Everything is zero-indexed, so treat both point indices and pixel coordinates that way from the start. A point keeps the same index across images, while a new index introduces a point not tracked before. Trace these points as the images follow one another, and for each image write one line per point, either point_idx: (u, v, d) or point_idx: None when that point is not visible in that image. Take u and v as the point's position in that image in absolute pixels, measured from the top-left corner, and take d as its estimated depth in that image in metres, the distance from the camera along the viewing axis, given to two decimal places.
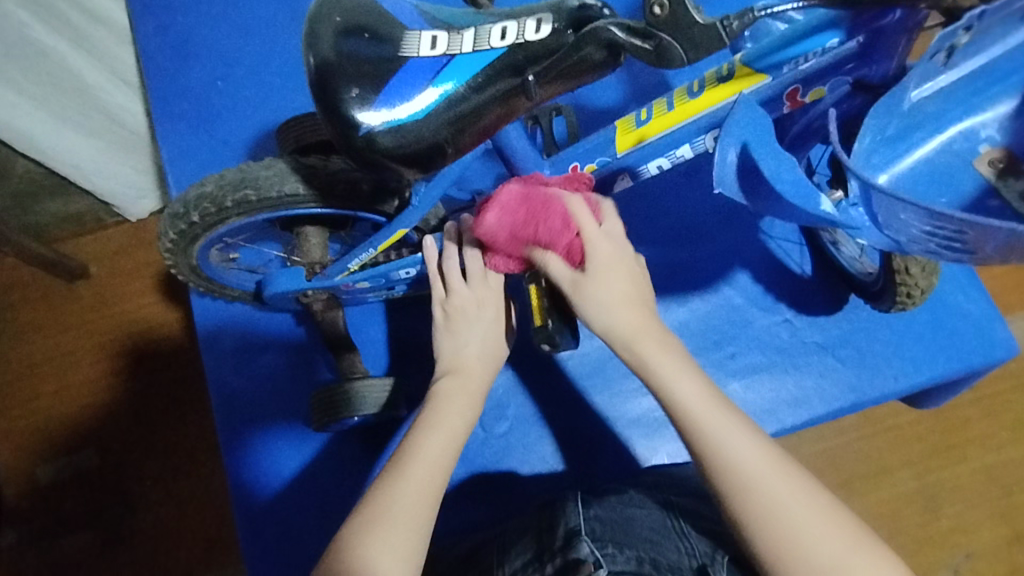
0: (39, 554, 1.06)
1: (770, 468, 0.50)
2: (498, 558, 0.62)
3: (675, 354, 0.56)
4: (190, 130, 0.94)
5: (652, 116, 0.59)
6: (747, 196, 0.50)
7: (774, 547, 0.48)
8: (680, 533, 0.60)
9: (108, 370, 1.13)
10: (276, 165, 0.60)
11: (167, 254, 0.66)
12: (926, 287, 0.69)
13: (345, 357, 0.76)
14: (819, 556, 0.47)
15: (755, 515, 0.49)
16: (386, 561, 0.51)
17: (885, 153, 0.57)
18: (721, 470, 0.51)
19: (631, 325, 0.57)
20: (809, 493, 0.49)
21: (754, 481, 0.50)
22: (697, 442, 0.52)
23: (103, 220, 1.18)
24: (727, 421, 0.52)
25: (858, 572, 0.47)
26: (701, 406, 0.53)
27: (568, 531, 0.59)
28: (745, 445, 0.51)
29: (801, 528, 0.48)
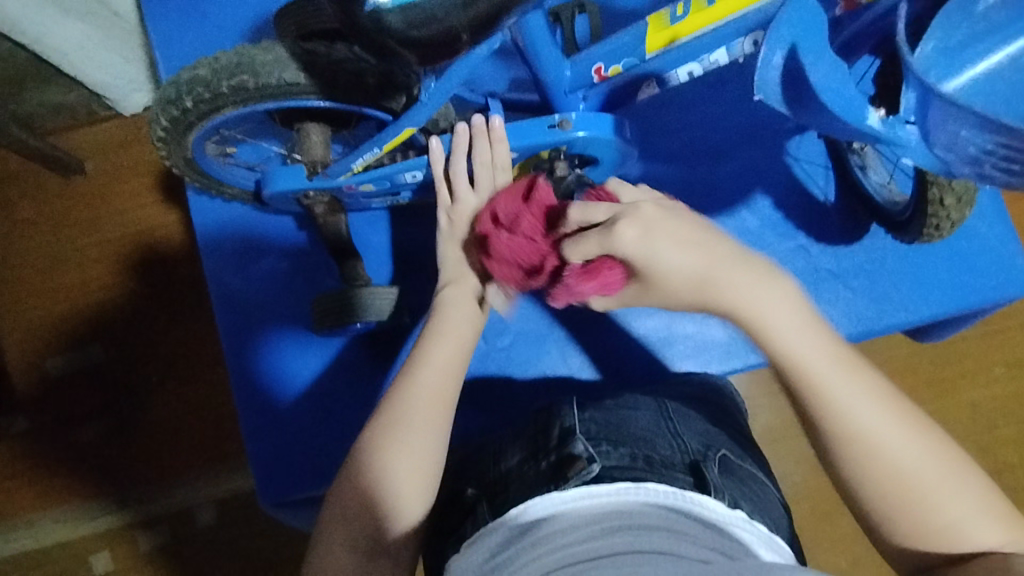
0: (51, 441, 1.10)
1: (893, 428, 0.48)
2: (495, 457, 0.62)
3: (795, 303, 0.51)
4: (182, 12, 0.86)
5: (689, 11, 0.54)
6: (791, 104, 0.46)
7: (877, 505, 0.48)
8: (674, 433, 0.61)
9: (109, 268, 1.11)
10: (274, 49, 0.55)
11: (160, 143, 0.62)
12: (957, 220, 0.66)
13: (347, 264, 0.74)
14: (930, 513, 0.47)
15: (862, 467, 0.48)
16: (407, 460, 0.54)
17: (947, 63, 0.57)
18: (830, 423, 0.49)
19: (741, 287, 0.51)
20: (931, 450, 0.48)
21: (870, 438, 0.48)
22: (811, 397, 0.50)
23: (97, 112, 1.12)
24: (847, 376, 0.49)
25: (978, 536, 0.46)
26: (809, 346, 0.50)
27: (563, 431, 0.59)
28: (861, 398, 0.49)
29: (909, 486, 0.47)
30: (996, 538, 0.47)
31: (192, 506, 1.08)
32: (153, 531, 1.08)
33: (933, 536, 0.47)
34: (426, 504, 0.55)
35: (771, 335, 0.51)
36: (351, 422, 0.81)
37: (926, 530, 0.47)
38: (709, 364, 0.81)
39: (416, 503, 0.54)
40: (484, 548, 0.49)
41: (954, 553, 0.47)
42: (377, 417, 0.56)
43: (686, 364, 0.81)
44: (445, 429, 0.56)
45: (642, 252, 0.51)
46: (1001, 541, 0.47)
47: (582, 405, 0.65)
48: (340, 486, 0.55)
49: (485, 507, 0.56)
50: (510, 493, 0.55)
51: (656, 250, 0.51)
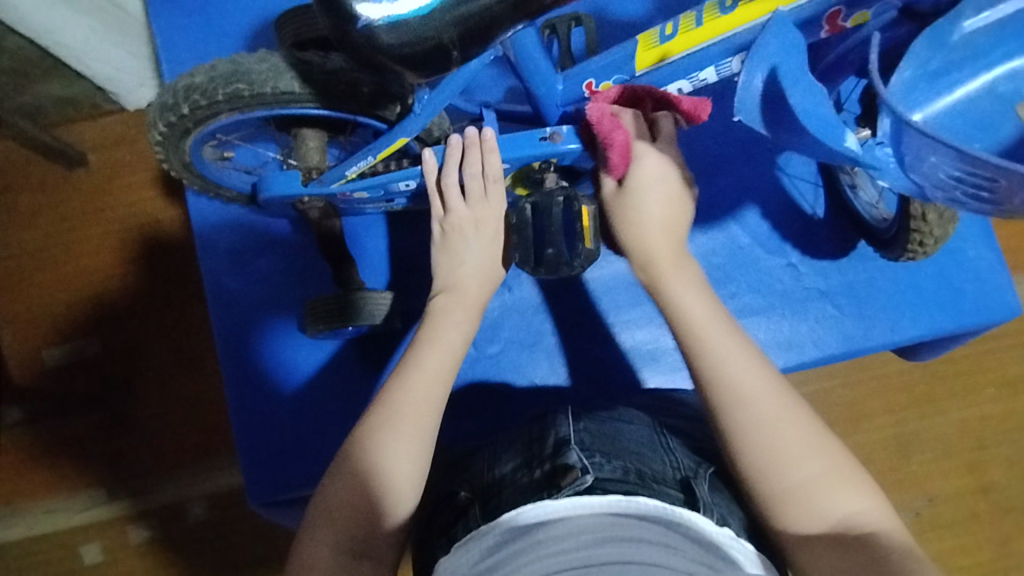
0: (45, 433, 1.11)
1: (766, 386, 0.53)
2: (488, 462, 0.63)
3: (685, 269, 0.59)
4: (188, 12, 0.87)
5: (677, 32, 0.55)
6: (769, 127, 0.47)
7: (750, 459, 0.51)
8: (665, 448, 0.62)
9: (106, 264, 1.13)
10: (271, 59, 0.56)
11: (158, 147, 0.63)
12: (941, 236, 0.67)
13: (342, 269, 0.75)
14: (790, 474, 0.50)
15: (740, 423, 0.52)
16: (393, 463, 0.55)
17: (924, 90, 0.55)
18: (716, 382, 0.54)
19: (661, 238, 0.60)
20: (802, 421, 0.52)
21: (746, 395, 0.53)
22: (695, 350, 0.55)
23: (102, 107, 1.13)
24: (722, 334, 0.55)
25: (835, 496, 0.50)
26: (693, 305, 0.57)
27: (558, 441, 0.61)
28: (745, 358, 0.54)
29: (779, 448, 0.51)
30: (858, 504, 0.50)
31: (183, 502, 1.09)
32: (141, 525, 1.09)
33: (796, 495, 0.50)
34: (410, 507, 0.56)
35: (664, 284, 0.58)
36: (341, 425, 0.82)
37: (792, 486, 0.50)
38: None
39: (400, 505, 0.55)
40: (473, 552, 0.50)
41: (822, 515, 0.50)
42: (366, 422, 0.57)
43: (674, 375, 0.82)
44: (428, 444, 0.57)
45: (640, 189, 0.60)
46: (865, 508, 0.50)
47: (575, 415, 0.67)
48: (325, 489, 0.55)
49: (478, 512, 0.57)
50: (502, 499, 0.57)
51: (645, 199, 0.60)
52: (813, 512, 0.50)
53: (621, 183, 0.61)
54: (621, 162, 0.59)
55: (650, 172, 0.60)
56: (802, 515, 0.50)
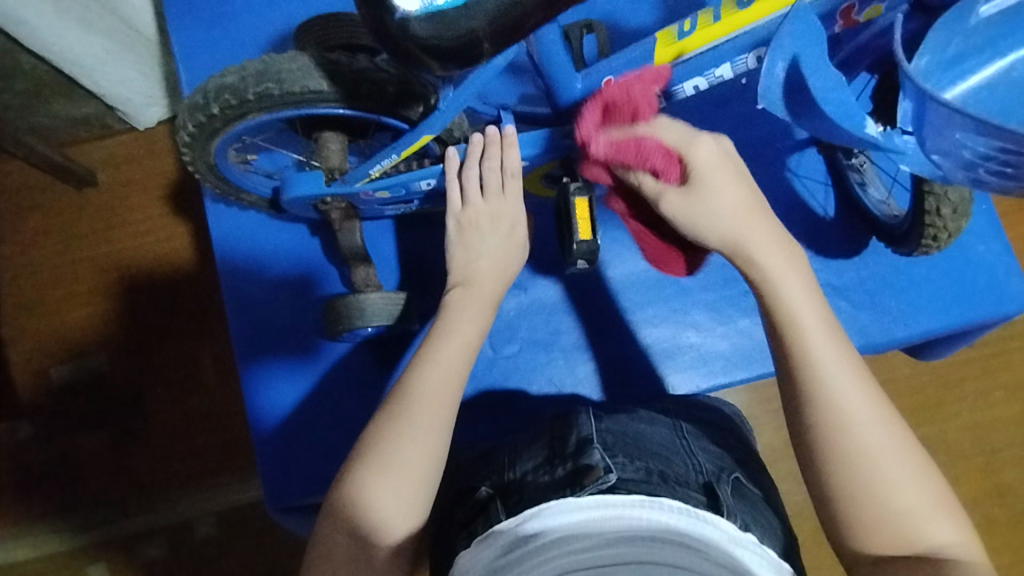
0: (53, 449, 1.10)
1: (871, 402, 0.52)
2: (510, 459, 0.63)
3: (792, 262, 0.56)
4: (203, 30, 0.89)
5: (696, 28, 0.56)
6: (791, 112, 0.48)
7: (841, 476, 0.51)
8: (687, 451, 0.63)
9: (115, 278, 1.13)
10: (300, 59, 0.57)
11: (185, 148, 0.64)
12: (954, 231, 0.68)
13: (359, 269, 0.76)
14: (878, 494, 0.50)
15: (835, 437, 0.51)
16: (409, 458, 0.55)
17: (941, 76, 0.59)
18: (818, 391, 0.52)
19: (739, 219, 0.56)
20: (906, 445, 0.51)
21: (846, 408, 0.52)
22: (797, 356, 0.54)
23: (112, 125, 1.15)
24: (836, 345, 0.54)
25: (927, 522, 0.49)
26: (803, 309, 0.55)
27: (581, 440, 0.61)
28: (847, 367, 0.53)
29: (875, 466, 0.50)
30: (948, 534, 0.49)
31: (191, 519, 1.08)
32: (150, 541, 1.08)
33: (885, 517, 0.49)
34: (425, 508, 0.56)
35: (772, 281, 0.55)
36: (357, 430, 0.82)
37: (883, 508, 0.49)
38: (712, 378, 0.82)
39: (404, 519, 0.55)
40: (493, 547, 0.50)
41: (910, 539, 0.49)
42: (385, 413, 0.57)
43: (690, 375, 0.82)
44: (427, 472, 0.55)
45: (703, 173, 0.56)
46: (953, 540, 0.49)
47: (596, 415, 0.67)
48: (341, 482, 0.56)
49: (499, 506, 0.57)
50: (524, 495, 0.57)
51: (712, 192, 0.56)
52: (902, 537, 0.49)
53: (683, 182, 0.57)
54: (671, 166, 0.56)
55: (706, 160, 0.57)
56: (882, 534, 0.49)
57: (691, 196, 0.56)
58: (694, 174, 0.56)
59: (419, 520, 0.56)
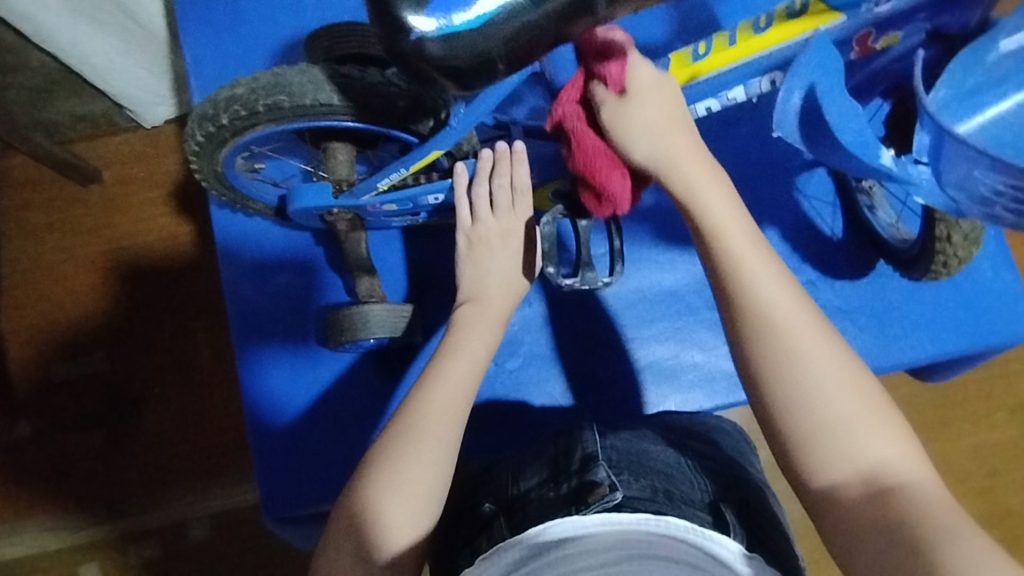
0: (50, 449, 1.09)
1: (808, 323, 0.52)
2: (512, 475, 0.63)
3: (724, 192, 0.56)
4: (213, 33, 0.88)
5: (710, 51, 0.54)
6: (806, 142, 0.47)
7: (774, 390, 0.51)
8: (692, 469, 0.63)
9: (117, 277, 1.13)
10: (311, 71, 0.57)
11: (193, 157, 0.64)
12: (965, 257, 0.67)
13: (363, 280, 0.76)
14: (819, 415, 0.50)
15: (777, 358, 0.51)
16: (415, 474, 0.54)
17: (961, 107, 0.53)
18: (754, 308, 0.53)
19: (677, 147, 0.55)
20: (837, 361, 0.51)
21: (777, 320, 0.52)
22: (726, 278, 0.54)
23: (118, 124, 1.15)
24: (761, 259, 0.54)
25: (863, 437, 0.49)
26: (739, 244, 0.55)
27: (585, 456, 0.60)
28: (781, 288, 0.53)
29: (812, 384, 0.51)
30: (886, 450, 0.49)
31: (185, 521, 1.07)
32: (145, 543, 1.07)
33: (824, 438, 0.50)
34: (432, 516, 0.55)
35: (702, 211, 0.55)
36: (358, 440, 0.81)
37: (816, 432, 0.50)
38: (716, 397, 0.82)
39: (411, 528, 0.54)
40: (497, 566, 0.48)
41: (847, 455, 0.49)
42: (391, 431, 0.57)
43: (694, 394, 0.82)
44: (434, 480, 0.55)
45: (637, 96, 0.55)
46: (897, 457, 0.49)
47: (601, 432, 0.66)
48: (347, 496, 0.55)
49: (503, 523, 0.57)
50: (528, 513, 0.56)
51: (641, 107, 0.55)
52: (836, 455, 0.49)
53: (623, 94, 0.55)
54: (621, 74, 0.54)
55: (648, 82, 0.55)
56: (830, 458, 0.49)
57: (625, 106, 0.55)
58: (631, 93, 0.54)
59: (423, 538, 0.55)
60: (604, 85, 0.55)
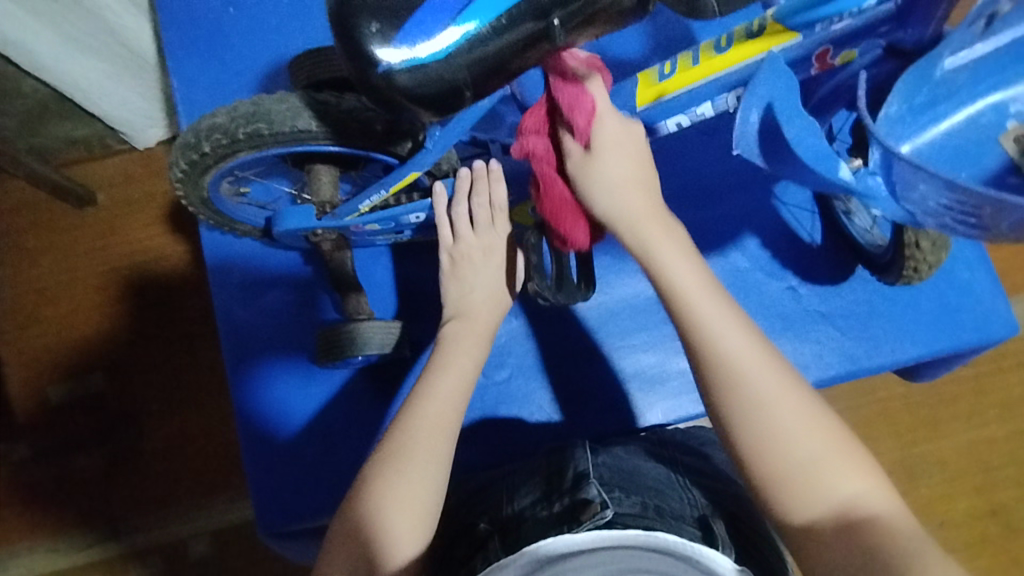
0: (51, 470, 1.10)
1: (770, 367, 0.52)
2: (507, 495, 0.64)
3: (677, 243, 0.57)
4: (202, 58, 0.90)
5: (674, 71, 0.57)
6: (766, 158, 0.48)
7: (747, 440, 0.51)
8: (683, 487, 0.63)
9: (113, 299, 1.14)
10: (290, 99, 0.59)
11: (179, 184, 0.65)
12: (934, 263, 0.68)
13: (351, 298, 0.77)
14: (792, 459, 0.50)
15: (742, 405, 0.52)
16: (406, 492, 0.55)
17: (910, 123, 0.55)
18: (717, 360, 0.53)
19: (635, 200, 0.57)
20: (802, 399, 0.52)
21: (742, 369, 0.52)
22: (687, 327, 0.54)
23: (111, 146, 1.16)
24: (723, 310, 0.54)
25: (836, 475, 0.50)
26: (699, 292, 0.55)
27: (577, 475, 0.62)
28: (740, 334, 0.53)
29: (783, 430, 0.51)
30: (860, 485, 0.50)
31: (185, 539, 1.08)
32: (146, 561, 1.08)
33: (796, 479, 0.50)
34: (428, 531, 0.56)
35: (659, 264, 0.56)
36: (353, 455, 0.82)
37: (786, 472, 0.50)
38: (702, 404, 0.83)
39: (405, 543, 0.55)
40: None
41: (821, 495, 0.49)
42: (383, 448, 0.58)
43: (682, 401, 0.83)
44: (427, 496, 0.56)
45: (603, 149, 0.56)
46: (866, 490, 0.50)
47: (594, 450, 0.68)
48: (343, 516, 0.56)
49: (497, 544, 0.57)
50: (523, 531, 0.56)
51: (605, 159, 0.56)
52: (812, 494, 0.49)
53: (589, 148, 0.56)
54: (587, 126, 0.55)
55: (613, 134, 0.56)
56: (803, 499, 0.49)
57: (590, 155, 0.56)
58: (597, 143, 0.56)
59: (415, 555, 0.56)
60: (571, 136, 0.56)
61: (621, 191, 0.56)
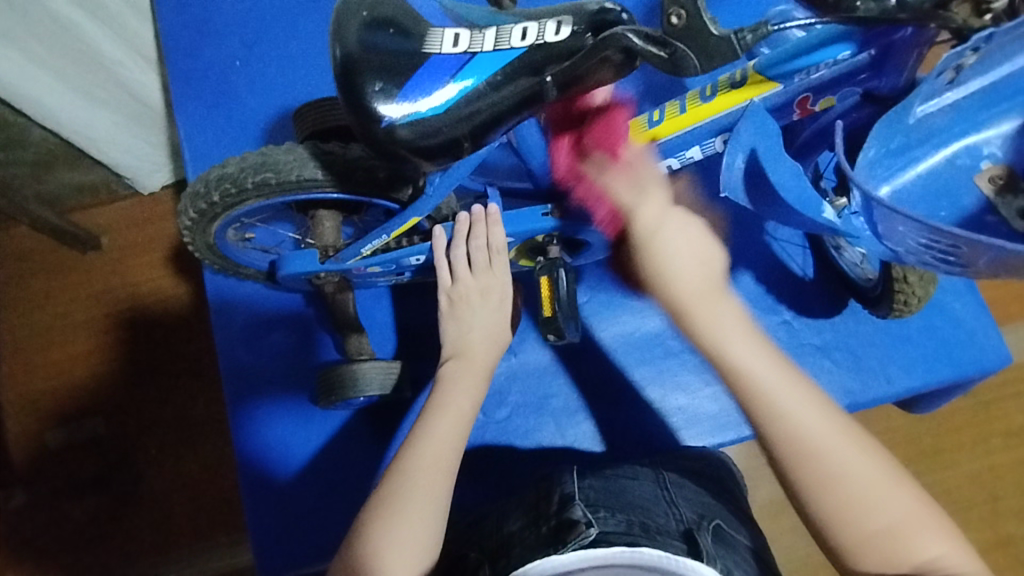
0: (48, 516, 1.09)
1: (840, 446, 0.49)
2: (497, 522, 0.64)
3: (735, 314, 0.53)
4: (208, 109, 0.94)
5: (664, 118, 0.61)
6: (751, 200, 0.50)
7: (819, 513, 0.48)
8: (668, 502, 0.63)
9: (115, 341, 1.15)
10: (296, 150, 0.61)
11: (186, 232, 0.68)
12: (923, 296, 0.70)
13: (353, 338, 0.79)
14: (870, 529, 0.47)
15: (816, 483, 0.48)
16: (409, 532, 0.56)
17: (889, 164, 0.58)
18: (779, 440, 0.50)
19: (694, 269, 0.54)
20: (875, 468, 0.49)
21: (814, 449, 0.49)
22: (751, 409, 0.51)
23: (117, 192, 1.19)
24: (791, 387, 0.50)
25: (915, 539, 0.47)
26: (763, 370, 0.51)
27: (563, 498, 0.62)
28: (807, 413, 0.50)
29: (858, 501, 0.48)
30: (938, 547, 0.47)
31: None
32: None
33: (873, 549, 0.47)
34: (428, 560, 0.56)
35: (719, 343, 0.52)
36: (353, 496, 0.82)
37: (860, 541, 0.48)
38: (701, 438, 0.83)
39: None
40: None
41: (900, 561, 0.47)
42: (383, 488, 0.58)
43: (682, 436, 0.83)
44: (426, 534, 0.56)
45: (650, 235, 0.57)
46: (945, 553, 0.47)
47: (581, 473, 0.68)
48: (341, 555, 0.57)
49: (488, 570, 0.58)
50: (512, 557, 0.57)
51: (661, 242, 0.56)
52: (892, 563, 0.47)
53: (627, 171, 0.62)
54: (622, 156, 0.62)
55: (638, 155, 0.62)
56: (882, 565, 0.47)
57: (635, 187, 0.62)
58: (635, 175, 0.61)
59: None
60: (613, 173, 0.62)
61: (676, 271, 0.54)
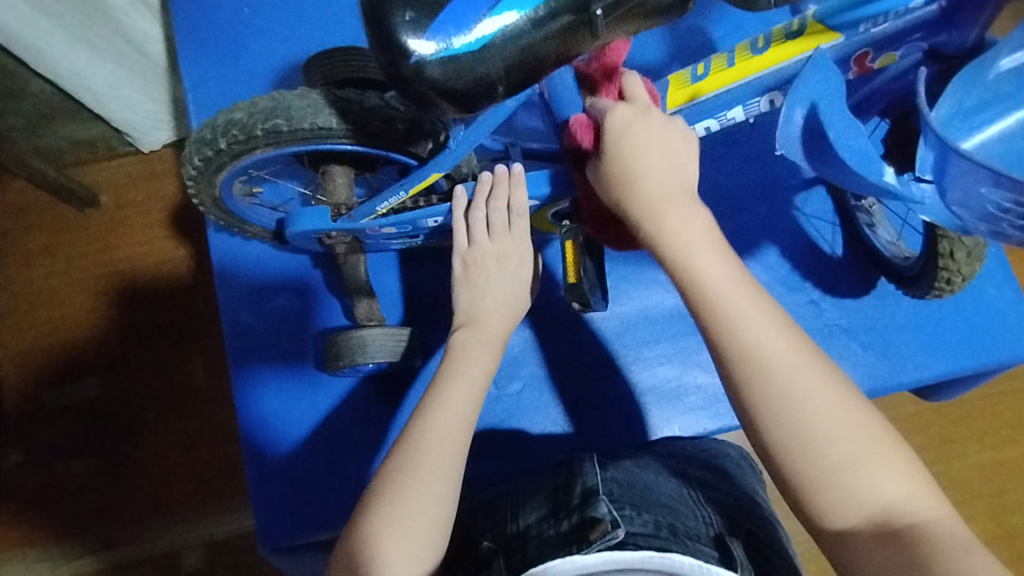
0: (41, 475, 1.07)
1: (799, 363, 0.49)
2: (512, 512, 0.61)
3: (706, 235, 0.53)
4: (215, 60, 0.89)
5: (709, 72, 0.57)
6: (811, 160, 0.48)
7: (775, 436, 0.48)
8: (696, 503, 0.61)
9: (111, 301, 1.11)
10: (310, 95, 0.57)
11: (191, 182, 0.64)
12: (968, 274, 0.67)
13: (362, 303, 0.75)
14: (826, 453, 0.47)
15: (770, 403, 0.48)
16: (418, 506, 0.53)
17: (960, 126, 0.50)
18: (739, 353, 0.49)
19: (659, 179, 0.54)
20: (834, 394, 0.49)
21: (769, 359, 0.49)
22: (709, 325, 0.50)
23: (117, 148, 1.14)
24: (752, 304, 0.50)
25: (872, 471, 0.47)
26: (727, 288, 0.51)
27: (585, 490, 0.59)
28: (767, 327, 0.50)
29: (812, 424, 0.48)
30: (900, 487, 0.47)
31: (180, 549, 1.05)
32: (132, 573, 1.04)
33: (831, 480, 0.47)
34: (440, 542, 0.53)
35: (682, 262, 0.52)
36: (355, 467, 0.80)
37: (822, 472, 0.47)
38: (720, 420, 0.81)
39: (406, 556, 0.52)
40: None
41: (856, 490, 0.47)
42: (390, 462, 0.55)
43: (699, 415, 0.81)
44: (438, 512, 0.53)
45: (620, 142, 0.54)
46: (907, 493, 0.47)
47: (602, 463, 0.65)
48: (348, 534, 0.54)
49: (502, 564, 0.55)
50: (528, 552, 0.55)
51: (632, 140, 0.54)
52: (847, 494, 0.47)
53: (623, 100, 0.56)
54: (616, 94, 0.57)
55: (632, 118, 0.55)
56: (840, 499, 0.47)
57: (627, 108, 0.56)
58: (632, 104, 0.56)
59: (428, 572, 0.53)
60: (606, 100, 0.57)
61: (640, 173, 0.54)
